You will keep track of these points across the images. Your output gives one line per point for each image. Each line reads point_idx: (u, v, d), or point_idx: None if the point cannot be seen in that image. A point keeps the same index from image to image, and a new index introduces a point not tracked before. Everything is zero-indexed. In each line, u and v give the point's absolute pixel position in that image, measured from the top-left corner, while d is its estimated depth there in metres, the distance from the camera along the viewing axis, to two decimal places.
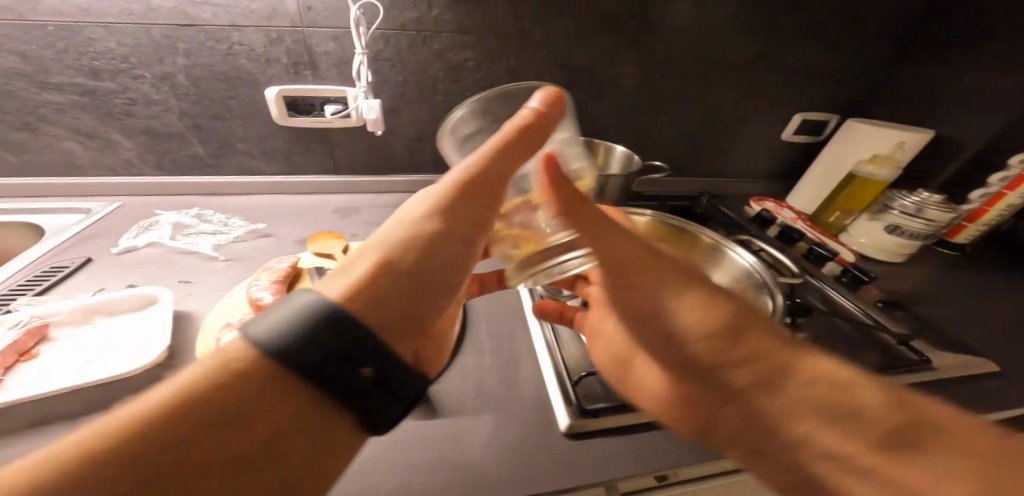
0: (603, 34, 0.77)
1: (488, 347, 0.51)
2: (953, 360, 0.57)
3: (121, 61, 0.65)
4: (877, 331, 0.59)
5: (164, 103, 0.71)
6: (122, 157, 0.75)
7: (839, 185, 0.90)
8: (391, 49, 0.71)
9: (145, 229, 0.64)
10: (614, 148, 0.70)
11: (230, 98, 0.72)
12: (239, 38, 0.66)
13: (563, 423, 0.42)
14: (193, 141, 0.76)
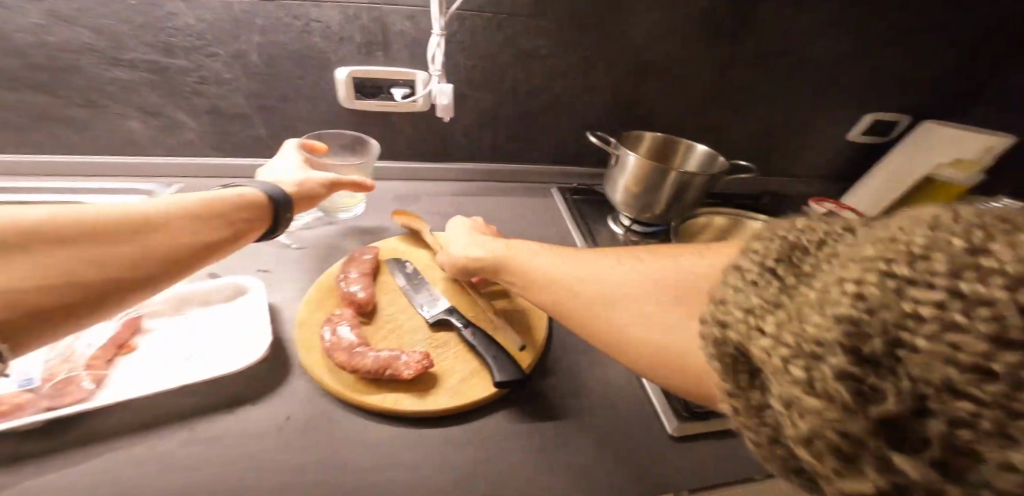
0: (684, 22, 0.74)
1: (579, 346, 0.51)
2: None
3: (196, 38, 0.64)
4: None
5: (233, 82, 0.69)
6: (183, 137, 0.74)
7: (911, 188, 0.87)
8: (466, 32, 0.69)
9: None
10: (694, 148, 0.67)
11: (299, 79, 0.71)
12: (317, 15, 0.64)
13: (671, 426, 0.43)
14: (258, 122, 0.74)
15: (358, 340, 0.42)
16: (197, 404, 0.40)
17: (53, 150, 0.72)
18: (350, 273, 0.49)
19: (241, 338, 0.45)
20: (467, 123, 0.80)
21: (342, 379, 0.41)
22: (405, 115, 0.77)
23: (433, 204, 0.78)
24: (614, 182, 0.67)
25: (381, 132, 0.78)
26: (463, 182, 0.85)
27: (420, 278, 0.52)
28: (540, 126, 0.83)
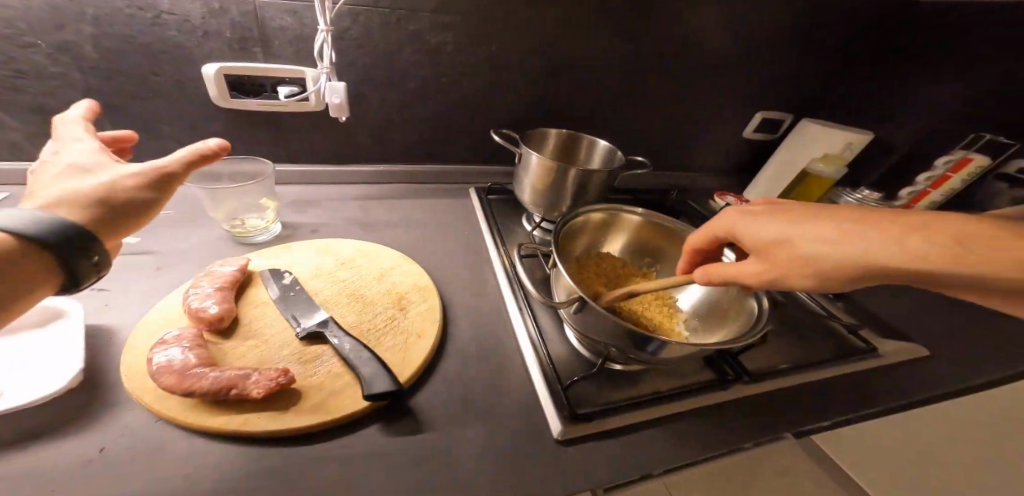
0: (586, 26, 0.74)
1: (473, 351, 0.48)
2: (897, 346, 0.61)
3: (5, 26, 0.54)
4: (833, 321, 0.62)
5: (63, 77, 0.59)
6: (12, 138, 0.63)
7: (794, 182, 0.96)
8: (359, 29, 0.63)
9: None
10: (597, 142, 0.67)
11: (157, 75, 0.62)
12: (169, 6, 0.56)
13: (555, 429, 0.40)
14: (105, 123, 0.65)
15: (199, 359, 0.34)
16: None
17: None
18: (205, 287, 0.43)
19: (47, 368, 0.34)
20: (370, 123, 0.75)
21: (173, 407, 0.33)
22: (296, 115, 0.70)
23: (333, 209, 0.71)
24: (519, 181, 0.67)
25: (269, 132, 0.71)
26: (369, 186, 0.79)
27: (297, 288, 0.48)
28: (453, 126, 0.80)
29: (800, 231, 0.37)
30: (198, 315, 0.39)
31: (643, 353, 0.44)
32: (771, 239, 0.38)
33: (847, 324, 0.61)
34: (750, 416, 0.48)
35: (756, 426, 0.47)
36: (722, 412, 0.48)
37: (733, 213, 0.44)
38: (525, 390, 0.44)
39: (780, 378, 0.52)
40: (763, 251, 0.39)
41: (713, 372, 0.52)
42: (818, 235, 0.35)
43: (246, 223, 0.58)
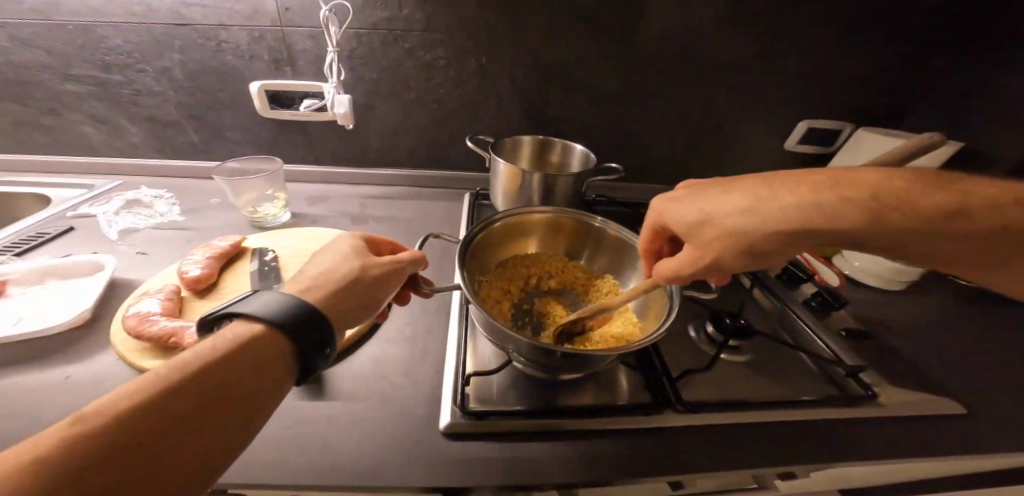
0: (580, 34, 0.73)
1: (404, 339, 0.53)
2: (899, 399, 0.52)
3: (127, 57, 0.73)
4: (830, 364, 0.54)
5: (162, 94, 0.78)
6: (128, 141, 0.83)
7: None
8: (364, 48, 0.73)
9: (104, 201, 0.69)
10: (570, 148, 0.68)
11: (219, 91, 0.78)
12: (226, 36, 0.72)
13: (442, 422, 0.43)
14: (189, 129, 0.83)
15: (162, 311, 0.44)
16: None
17: (25, 149, 0.83)
18: (199, 256, 0.53)
19: (72, 308, 0.46)
20: (379, 130, 0.84)
21: (133, 346, 0.42)
22: (319, 123, 0.82)
23: (340, 205, 0.81)
24: (492, 186, 0.69)
25: (299, 138, 0.84)
26: (378, 186, 0.88)
27: (272, 264, 0.56)
28: (453, 134, 0.85)
29: (720, 203, 0.37)
30: (183, 276, 0.49)
31: (547, 362, 0.44)
32: (697, 218, 0.39)
33: (841, 367, 0.53)
34: (675, 446, 0.45)
35: (674, 455, 0.44)
36: (641, 437, 0.46)
37: (663, 199, 0.43)
38: (435, 382, 0.48)
39: (724, 413, 0.48)
40: (691, 229, 0.40)
41: (648, 396, 0.50)
42: (725, 206, 0.37)
43: (259, 210, 0.69)
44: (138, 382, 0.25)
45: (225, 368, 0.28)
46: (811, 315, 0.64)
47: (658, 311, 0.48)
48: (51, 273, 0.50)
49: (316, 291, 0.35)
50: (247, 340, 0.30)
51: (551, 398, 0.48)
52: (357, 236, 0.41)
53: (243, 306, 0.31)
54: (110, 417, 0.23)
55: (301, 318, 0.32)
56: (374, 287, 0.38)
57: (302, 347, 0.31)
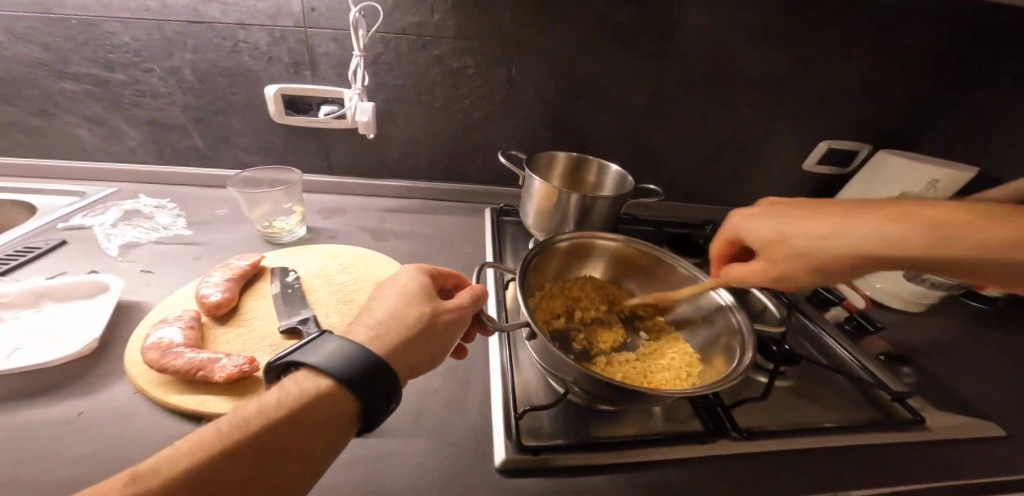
0: (612, 47, 0.72)
1: (443, 366, 0.49)
2: (948, 420, 0.48)
3: (133, 55, 0.68)
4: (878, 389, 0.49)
5: (169, 96, 0.73)
6: (126, 146, 0.77)
7: None
8: (390, 53, 0.70)
9: (104, 211, 0.64)
10: (607, 166, 0.66)
11: (231, 95, 0.73)
12: (245, 36, 0.68)
13: (498, 458, 0.38)
14: (194, 134, 0.77)
15: (185, 340, 0.39)
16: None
17: (8, 152, 0.76)
18: (217, 277, 0.49)
19: (73, 335, 0.41)
20: (398, 140, 0.80)
21: (152, 380, 0.37)
22: (336, 132, 0.78)
23: (357, 218, 0.77)
24: (525, 204, 0.66)
25: (313, 146, 0.80)
26: (395, 199, 0.84)
27: (296, 286, 0.51)
28: (476, 146, 0.82)
29: (802, 224, 0.32)
30: (203, 300, 0.44)
31: (600, 391, 0.41)
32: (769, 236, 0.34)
33: (888, 391, 0.48)
34: (743, 479, 0.41)
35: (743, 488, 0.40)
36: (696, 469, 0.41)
37: (739, 215, 0.39)
38: (483, 414, 0.44)
39: (780, 440, 0.44)
40: (764, 248, 0.35)
41: (700, 424, 0.46)
42: (806, 226, 0.32)
43: (274, 224, 0.64)
44: (195, 437, 0.21)
45: (288, 425, 0.23)
46: (845, 337, 0.58)
47: (723, 343, 0.46)
48: (48, 294, 0.44)
49: (384, 341, 0.28)
50: (314, 395, 0.24)
51: (608, 430, 0.44)
52: (423, 272, 0.35)
53: (307, 354, 0.26)
54: (163, 484, 0.19)
55: (370, 373, 0.25)
56: (445, 335, 0.31)
57: (373, 405, 0.25)
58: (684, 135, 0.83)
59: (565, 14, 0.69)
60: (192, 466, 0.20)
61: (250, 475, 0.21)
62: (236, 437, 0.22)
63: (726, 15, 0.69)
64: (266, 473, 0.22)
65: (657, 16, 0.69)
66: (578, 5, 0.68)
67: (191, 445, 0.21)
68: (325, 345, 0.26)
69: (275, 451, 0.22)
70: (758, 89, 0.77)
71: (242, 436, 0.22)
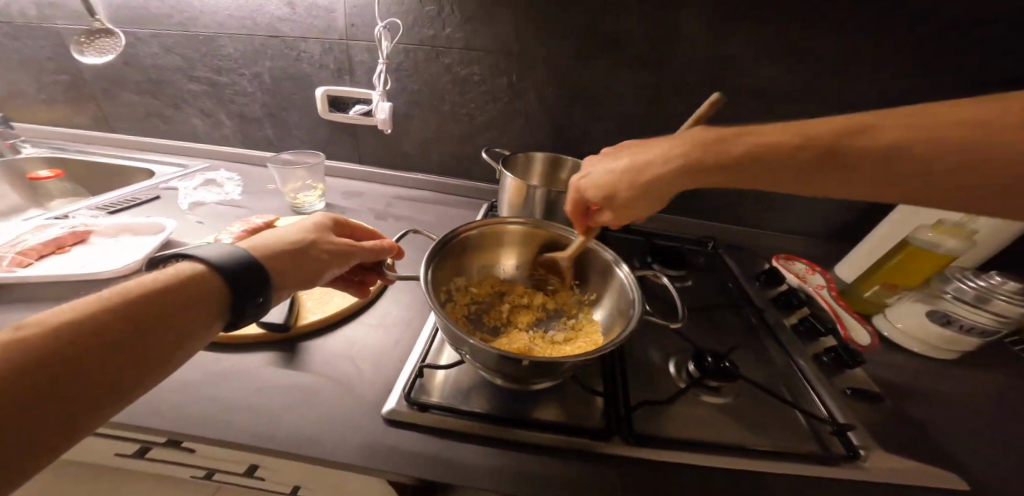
0: (610, 56, 0.73)
1: (383, 327, 0.56)
2: (895, 465, 0.43)
3: (232, 63, 0.89)
4: (824, 423, 0.46)
5: (252, 95, 0.93)
6: (221, 132, 1.00)
7: (888, 252, 0.65)
8: (410, 62, 0.81)
9: (191, 178, 0.84)
10: (582, 166, 0.68)
11: (293, 95, 0.91)
12: (305, 47, 0.84)
13: (386, 407, 0.44)
14: (266, 125, 0.97)
15: None
16: (61, 295, 0.51)
17: (150, 134, 1.03)
18: (237, 229, 0.62)
19: (128, 258, 0.57)
20: (416, 137, 0.90)
21: None
22: (367, 128, 0.92)
23: (371, 202, 0.89)
24: (500, 197, 0.70)
25: (349, 139, 0.94)
26: (409, 189, 0.95)
27: None
28: (480, 146, 0.89)
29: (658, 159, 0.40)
30: (217, 243, 0.58)
31: (502, 368, 0.45)
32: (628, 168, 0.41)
33: (827, 424, 0.45)
34: (616, 480, 0.42)
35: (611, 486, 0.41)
36: (577, 458, 0.43)
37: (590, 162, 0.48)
38: (394, 373, 0.50)
39: (675, 451, 0.44)
40: (609, 193, 0.44)
41: (600, 422, 0.47)
42: (628, 171, 0.42)
43: (300, 197, 0.78)
44: (75, 305, 0.27)
45: (166, 298, 0.30)
46: (816, 368, 0.54)
47: (613, 329, 0.47)
48: (127, 229, 0.62)
49: (263, 248, 0.38)
50: (189, 276, 0.32)
51: (504, 407, 0.48)
52: (326, 216, 0.46)
53: (196, 250, 0.34)
54: (49, 330, 0.25)
55: (242, 265, 0.35)
56: (322, 258, 0.41)
57: (239, 289, 0.34)
58: None
59: (564, 24, 0.72)
60: (71, 322, 0.26)
61: (125, 336, 0.27)
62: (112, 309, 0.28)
63: (736, 21, 0.66)
64: (139, 334, 0.28)
65: (656, 25, 0.69)
66: (577, 16, 0.71)
67: (71, 310, 0.26)
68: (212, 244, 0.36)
69: (147, 321, 0.29)
70: (775, 102, 0.71)
71: (119, 306, 0.28)
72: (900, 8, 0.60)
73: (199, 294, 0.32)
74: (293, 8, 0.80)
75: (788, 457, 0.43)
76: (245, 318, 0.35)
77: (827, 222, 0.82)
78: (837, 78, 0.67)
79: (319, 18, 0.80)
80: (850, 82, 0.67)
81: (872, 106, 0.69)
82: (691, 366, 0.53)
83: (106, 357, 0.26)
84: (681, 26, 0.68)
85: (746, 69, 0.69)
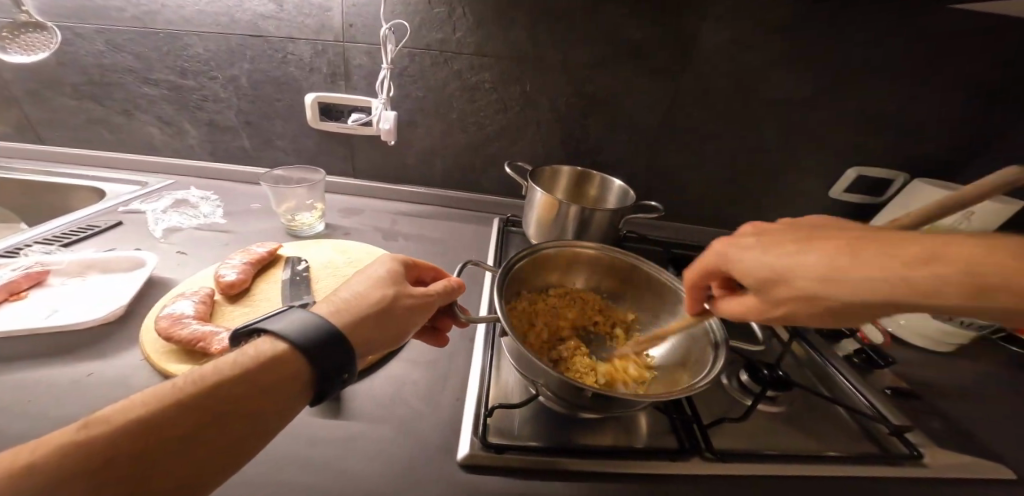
0: (628, 66, 0.73)
1: (426, 360, 0.52)
2: (945, 459, 0.47)
3: (201, 64, 0.78)
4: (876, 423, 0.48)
5: (225, 101, 0.82)
6: (186, 143, 0.87)
7: None
8: (415, 66, 0.75)
9: (157, 198, 0.72)
10: (609, 179, 0.69)
11: (277, 101, 0.81)
12: (293, 49, 0.75)
13: (461, 452, 0.40)
14: (242, 135, 0.86)
15: (194, 314, 0.44)
16: (25, 354, 0.41)
17: (92, 145, 0.88)
18: (237, 260, 0.54)
19: (109, 301, 0.48)
20: (418, 148, 0.85)
21: (159, 349, 0.42)
22: (363, 138, 0.84)
23: (372, 219, 0.82)
24: (527, 213, 0.68)
25: (342, 151, 0.86)
26: (410, 203, 0.89)
27: (303, 275, 0.56)
28: (488, 157, 0.85)
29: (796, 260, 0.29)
30: (220, 279, 0.50)
31: (579, 399, 0.41)
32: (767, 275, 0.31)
33: (886, 424, 0.47)
34: None
35: None
36: (665, 484, 0.42)
37: (726, 242, 0.36)
38: (450, 412, 0.45)
39: (758, 464, 0.44)
40: (760, 286, 0.32)
41: (674, 442, 0.46)
42: (802, 266, 0.29)
43: (297, 218, 0.70)
44: (149, 396, 0.25)
45: (242, 383, 0.28)
46: (853, 371, 0.57)
47: (693, 362, 0.46)
48: (94, 266, 0.53)
49: (344, 314, 0.34)
50: (268, 357, 0.29)
51: (577, 436, 0.45)
52: (396, 262, 0.41)
53: (271, 323, 0.31)
54: (117, 425, 0.23)
55: (325, 339, 0.31)
56: (403, 317, 0.37)
57: (319, 370, 0.31)
58: (699, 155, 0.82)
59: (582, 33, 0.71)
60: (145, 419, 0.24)
61: (200, 428, 0.25)
62: (187, 396, 0.26)
63: (750, 36, 0.68)
64: (217, 424, 0.26)
65: (674, 37, 0.69)
66: (596, 25, 0.70)
67: (145, 403, 0.25)
68: (291, 314, 0.32)
69: (224, 407, 0.26)
70: (780, 113, 0.75)
71: (194, 392, 0.26)
72: (892, 30, 0.66)
73: (280, 370, 0.29)
74: (280, 4, 0.71)
75: (854, 460, 0.45)
76: (324, 395, 0.32)
77: (820, 224, 0.88)
78: (835, 91, 0.72)
79: (311, 16, 0.72)
80: (847, 96, 0.72)
81: (865, 118, 0.74)
82: (745, 377, 0.53)
83: (180, 454, 0.24)
84: (698, 38, 0.69)
85: (755, 83, 0.73)
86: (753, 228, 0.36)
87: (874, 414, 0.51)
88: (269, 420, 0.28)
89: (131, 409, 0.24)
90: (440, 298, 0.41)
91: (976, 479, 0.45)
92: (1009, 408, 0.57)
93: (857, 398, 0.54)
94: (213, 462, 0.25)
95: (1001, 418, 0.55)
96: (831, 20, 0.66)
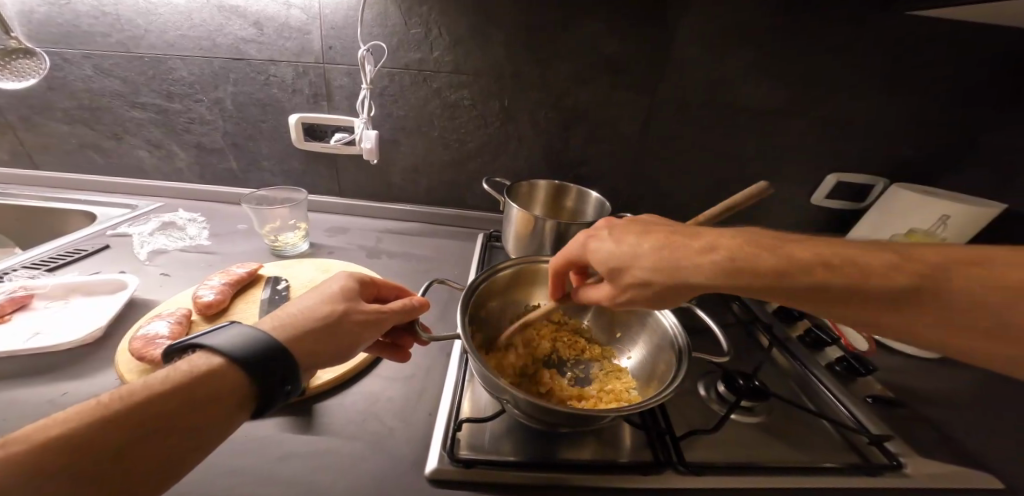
0: (602, 78, 0.74)
1: (403, 376, 0.52)
2: (926, 469, 0.46)
3: (188, 87, 0.80)
4: (853, 433, 0.48)
5: (213, 123, 0.84)
6: (174, 165, 0.89)
7: None
8: (394, 86, 0.77)
9: (145, 221, 0.74)
10: (586, 193, 0.74)
11: (263, 122, 0.83)
12: (275, 71, 0.77)
13: (429, 467, 0.40)
14: (230, 156, 0.87)
15: (169, 334, 0.45)
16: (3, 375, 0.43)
17: (85, 170, 0.91)
18: (217, 281, 0.55)
19: (88, 323, 0.49)
20: (402, 166, 0.86)
21: (134, 369, 0.43)
22: (347, 157, 0.86)
23: (358, 237, 0.83)
24: (505, 227, 0.68)
25: (328, 170, 0.88)
26: (396, 220, 0.90)
27: (283, 294, 0.57)
28: (470, 173, 0.86)
29: (638, 251, 0.36)
30: (197, 300, 0.51)
31: (541, 414, 0.41)
32: (617, 261, 0.37)
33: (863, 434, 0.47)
34: None
35: None
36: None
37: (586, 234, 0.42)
38: (424, 427, 0.46)
39: (731, 477, 0.43)
40: (611, 274, 0.38)
41: (648, 455, 0.46)
42: (640, 256, 0.36)
43: (280, 238, 0.71)
44: (71, 413, 0.26)
45: (175, 395, 0.29)
46: (836, 381, 0.57)
47: (661, 371, 0.47)
48: (78, 289, 0.54)
49: (288, 330, 0.36)
50: (201, 370, 0.31)
51: (549, 451, 0.45)
52: (350, 279, 0.44)
53: (208, 339, 0.33)
54: (38, 442, 0.24)
55: (265, 352, 0.33)
56: (352, 331, 0.39)
57: (260, 380, 0.32)
58: (678, 166, 0.83)
59: (556, 51, 0.73)
60: (64, 434, 0.25)
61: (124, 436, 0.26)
62: (109, 407, 0.27)
63: (719, 46, 0.69)
64: (142, 432, 0.27)
65: (645, 51, 0.71)
66: (568, 41, 0.71)
67: (64, 420, 0.25)
68: (230, 329, 0.34)
69: (149, 416, 0.28)
70: (753, 122, 0.76)
71: (116, 405, 0.27)
72: (859, 37, 0.67)
73: (212, 382, 0.31)
74: (262, 29, 0.73)
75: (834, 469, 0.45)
76: (270, 405, 0.33)
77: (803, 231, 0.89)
78: (806, 98, 0.73)
79: (292, 39, 0.74)
80: (818, 103, 0.73)
81: (838, 124, 0.75)
82: (721, 387, 0.53)
83: (103, 465, 0.25)
84: (667, 49, 0.71)
85: (727, 93, 0.74)
86: (606, 223, 0.42)
87: (854, 421, 0.51)
88: (200, 427, 0.29)
89: (49, 427, 0.25)
90: (395, 310, 0.43)
91: (955, 488, 0.45)
92: (993, 414, 0.57)
93: (837, 407, 0.54)
94: (141, 467, 0.26)
95: (984, 423, 0.55)
96: (797, 31, 0.67)
